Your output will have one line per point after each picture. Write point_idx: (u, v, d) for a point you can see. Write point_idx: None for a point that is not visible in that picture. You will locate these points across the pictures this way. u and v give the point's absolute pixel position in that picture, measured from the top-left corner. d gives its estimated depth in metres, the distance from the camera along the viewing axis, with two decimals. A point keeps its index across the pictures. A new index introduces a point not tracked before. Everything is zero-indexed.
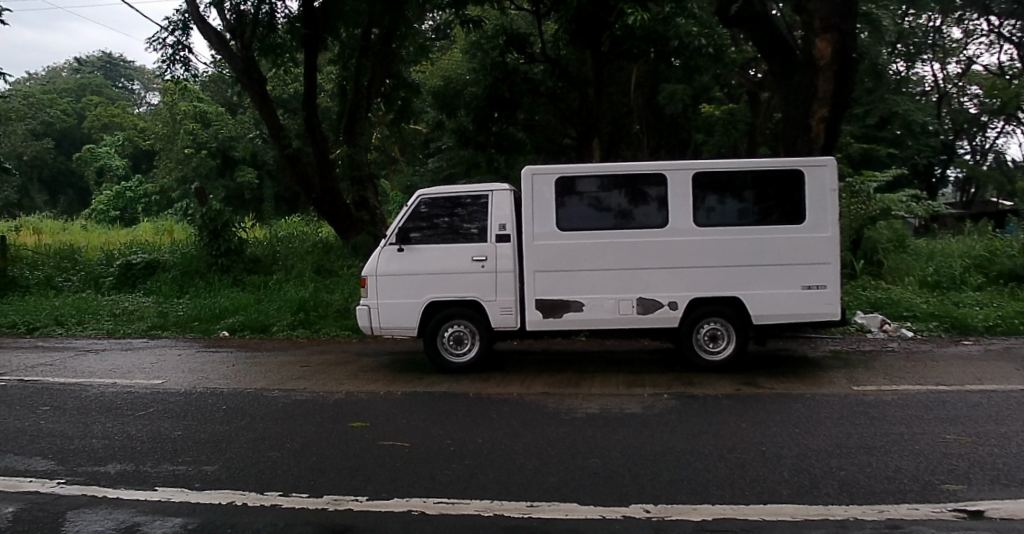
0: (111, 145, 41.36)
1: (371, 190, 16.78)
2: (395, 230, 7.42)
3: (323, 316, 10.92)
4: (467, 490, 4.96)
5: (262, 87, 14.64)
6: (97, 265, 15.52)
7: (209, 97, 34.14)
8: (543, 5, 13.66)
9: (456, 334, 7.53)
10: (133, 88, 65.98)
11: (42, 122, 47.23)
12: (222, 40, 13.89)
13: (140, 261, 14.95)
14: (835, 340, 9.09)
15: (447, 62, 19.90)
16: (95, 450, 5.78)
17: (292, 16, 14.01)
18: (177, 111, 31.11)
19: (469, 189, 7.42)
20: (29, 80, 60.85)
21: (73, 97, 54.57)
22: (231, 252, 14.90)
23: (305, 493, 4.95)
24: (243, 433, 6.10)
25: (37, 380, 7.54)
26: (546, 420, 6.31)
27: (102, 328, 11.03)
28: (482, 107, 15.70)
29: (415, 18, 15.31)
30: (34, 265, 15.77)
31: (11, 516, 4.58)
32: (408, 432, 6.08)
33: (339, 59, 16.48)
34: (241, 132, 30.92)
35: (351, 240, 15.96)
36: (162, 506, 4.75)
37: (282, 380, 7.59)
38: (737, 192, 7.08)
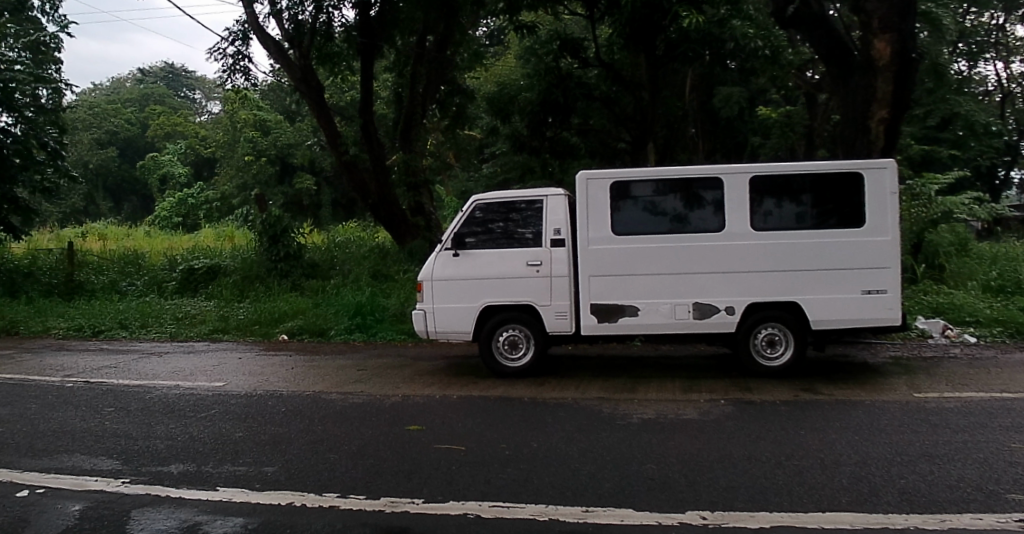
0: (174, 153, 42.78)
1: (426, 195, 16.82)
2: (450, 234, 7.49)
3: (380, 320, 11.02)
4: (522, 495, 4.96)
5: (320, 94, 14.86)
6: (159, 270, 15.96)
7: (267, 106, 34.87)
8: (598, 9, 13.61)
9: (511, 338, 7.55)
10: (193, 97, 67.81)
11: (106, 131, 48.87)
12: (280, 47, 14.21)
13: (202, 266, 15.32)
14: (895, 345, 8.89)
15: (502, 69, 19.94)
16: (159, 451, 5.91)
17: (349, 25, 14.38)
18: (238, 119, 31.86)
19: (524, 194, 7.44)
20: (94, 91, 63.43)
21: (138, 107, 56.38)
22: (290, 257, 15.07)
23: (363, 495, 5.00)
24: (301, 435, 6.19)
25: (104, 382, 7.76)
26: (601, 425, 6.28)
27: (165, 332, 11.31)
28: (535, 112, 15.74)
29: (468, 23, 15.53)
30: (100, 270, 16.31)
31: (78, 514, 4.72)
32: (463, 435, 6.11)
33: (395, 66, 16.74)
34: (298, 139, 31.59)
35: (407, 244, 16.07)
36: (223, 506, 4.86)
37: (340, 384, 7.68)
38: (794, 196, 6.99)
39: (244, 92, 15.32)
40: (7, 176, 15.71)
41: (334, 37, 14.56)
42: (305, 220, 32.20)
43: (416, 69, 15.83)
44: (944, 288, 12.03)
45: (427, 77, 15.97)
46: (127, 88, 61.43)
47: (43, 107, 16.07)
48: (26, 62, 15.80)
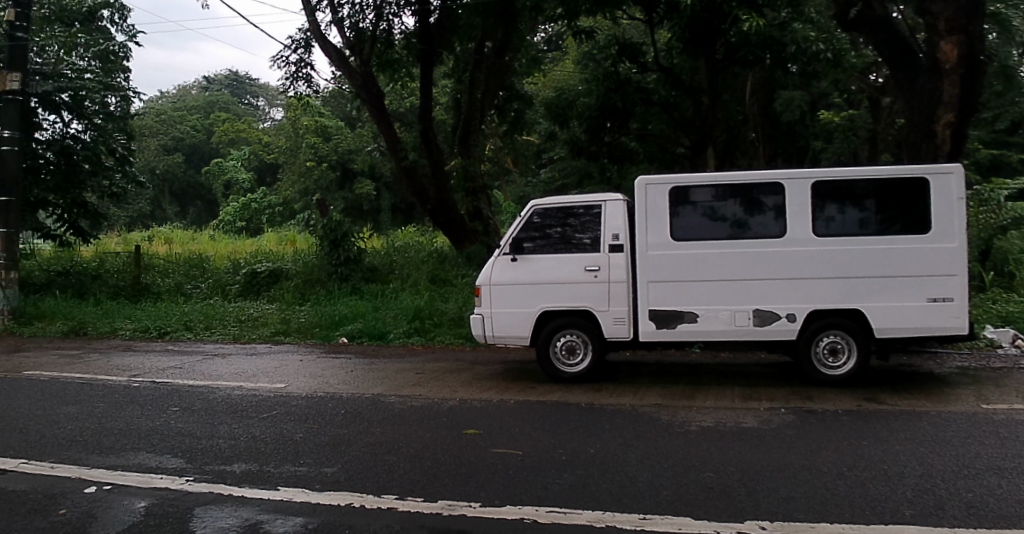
0: (239, 159, 43.97)
1: (484, 200, 17.09)
2: (508, 239, 7.52)
3: (439, 324, 11.11)
4: (580, 501, 4.95)
5: (380, 101, 15.20)
6: (223, 273, 16.38)
7: (329, 112, 35.50)
8: (656, 14, 13.44)
9: (569, 344, 7.54)
10: (256, 104, 69.41)
11: (172, 137, 50.42)
12: (342, 56, 14.39)
13: (265, 270, 15.69)
14: (964, 356, 8.64)
15: (559, 74, 19.96)
16: (222, 450, 6.04)
17: (409, 33, 14.54)
18: (301, 126, 32.55)
19: (582, 199, 7.44)
20: (161, 98, 65.53)
21: (204, 113, 57.96)
22: (350, 261, 15.35)
23: (421, 497, 5.04)
24: (360, 437, 6.26)
25: (169, 382, 7.96)
26: (660, 432, 6.24)
27: (229, 334, 11.58)
28: (594, 117, 15.53)
29: (528, 30, 15.64)
30: (166, 273, 16.83)
31: (144, 511, 4.84)
32: (521, 440, 6.12)
33: (454, 73, 16.90)
34: (359, 145, 32.07)
35: (465, 249, 16.31)
36: (283, 505, 4.94)
37: (399, 387, 7.75)
38: (858, 201, 6.85)
39: (305, 98, 15.61)
40: (77, 181, 16.29)
41: (394, 44, 14.77)
42: (365, 225, 32.64)
43: (475, 76, 16.09)
44: (1014, 297, 11.64)
45: (484, 85, 16.31)
46: (192, 95, 63.19)
47: (112, 114, 16.55)
48: (96, 71, 16.33)
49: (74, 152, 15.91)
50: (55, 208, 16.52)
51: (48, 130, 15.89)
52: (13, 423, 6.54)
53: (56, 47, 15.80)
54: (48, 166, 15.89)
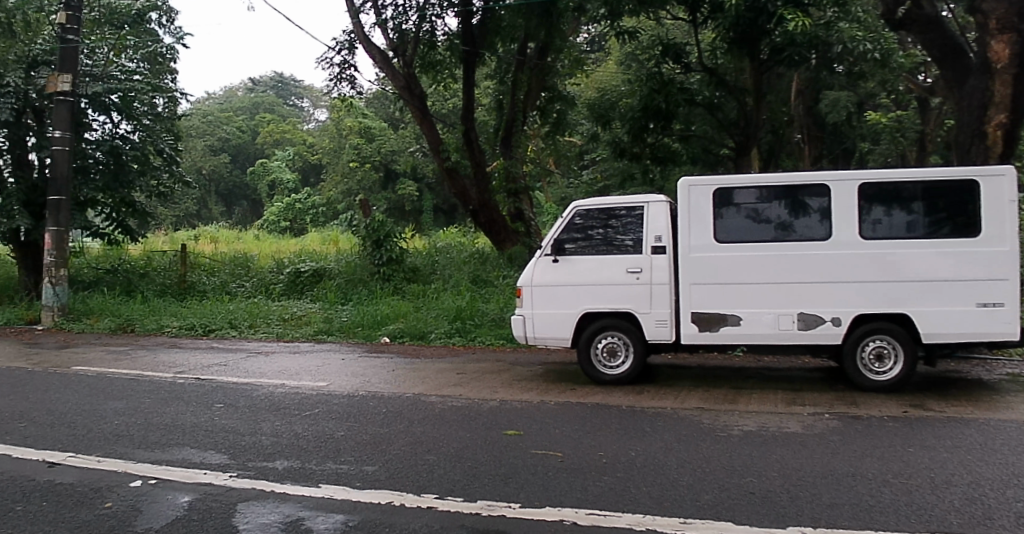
0: (284, 160, 44.86)
1: (526, 201, 16.83)
2: (550, 241, 7.56)
3: (479, 325, 11.18)
4: (620, 504, 4.92)
5: (423, 102, 15.49)
6: (268, 273, 16.66)
7: (372, 113, 35.92)
8: (701, 13, 13.29)
9: (610, 346, 7.51)
10: (301, 105, 70.34)
11: (218, 138, 51.50)
12: (386, 57, 14.67)
13: (308, 270, 16.01)
14: (1015, 363, 8.43)
15: (603, 74, 19.95)
16: (264, 447, 6.11)
17: (452, 34, 14.81)
18: (346, 127, 33.02)
19: (624, 200, 7.40)
20: (208, 100, 66.99)
21: (250, 114, 59.02)
22: (392, 262, 15.60)
23: (460, 498, 5.05)
24: (401, 436, 6.30)
25: (213, 379, 8.07)
26: (702, 435, 6.20)
27: (272, 332, 11.76)
28: (638, 118, 15.28)
29: (569, 31, 15.39)
30: (212, 272, 17.13)
31: (187, 505, 4.92)
32: (561, 442, 6.11)
33: (496, 74, 17.01)
34: (403, 146, 32.40)
35: (506, 250, 16.47)
36: (324, 503, 4.98)
37: (439, 387, 7.80)
38: (905, 203, 6.74)
39: (349, 100, 15.86)
40: (126, 181, 16.58)
41: (436, 46, 15.07)
42: (408, 225, 32.89)
43: (518, 77, 16.12)
44: None
45: (528, 83, 16.30)
46: (237, 97, 64.45)
47: (160, 115, 17.07)
48: (145, 72, 16.79)
49: (122, 151, 16.20)
50: (104, 207, 16.82)
51: (98, 130, 16.20)
52: (64, 417, 6.70)
53: (107, 49, 16.29)
54: (98, 165, 16.10)
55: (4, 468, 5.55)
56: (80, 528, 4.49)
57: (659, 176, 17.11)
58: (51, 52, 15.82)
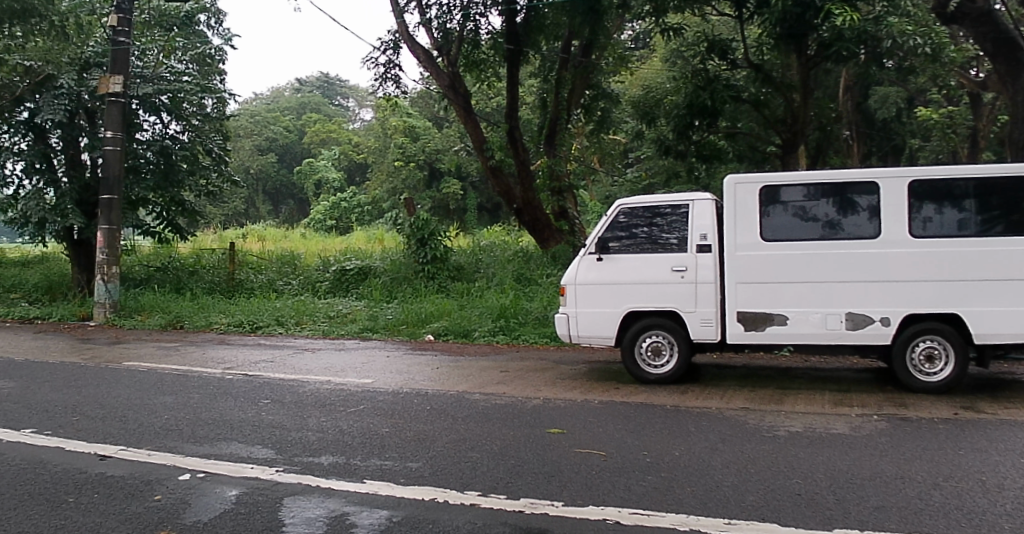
0: (329, 160, 45.66)
1: (569, 200, 17.16)
2: (594, 239, 7.55)
3: (523, 323, 11.25)
4: (663, 504, 4.90)
5: (467, 101, 15.58)
6: (314, 271, 16.90)
7: (417, 112, 36.28)
8: (746, 9, 13.16)
9: (654, 345, 7.48)
10: (346, 105, 71.15)
11: (266, 138, 52.53)
12: (430, 56, 14.79)
13: (354, 268, 16.20)
14: None
15: (647, 71, 19.85)
16: (310, 442, 6.19)
17: (496, 33, 15.04)
18: (391, 126, 33.46)
19: (669, 198, 7.38)
20: (257, 100, 68.51)
21: (295, 114, 60.05)
22: (436, 260, 15.74)
23: (503, 495, 5.07)
24: (445, 433, 6.35)
25: (261, 376, 8.21)
26: (747, 436, 6.15)
27: (319, 329, 11.92)
28: (683, 116, 15.14)
29: (614, 28, 15.31)
30: (259, 269, 17.39)
31: (235, 499, 5.01)
32: (604, 441, 6.11)
33: (540, 72, 17.06)
34: (448, 144, 32.73)
35: (550, 248, 16.35)
36: (369, 498, 5.03)
37: (483, 385, 7.83)
38: (957, 201, 6.62)
39: (395, 100, 16.07)
40: (176, 181, 16.87)
41: (481, 44, 15.34)
42: (451, 223, 33.08)
43: (561, 75, 16.03)
44: None
45: (571, 82, 16.19)
46: (285, 98, 65.80)
47: (209, 115, 17.37)
48: (193, 73, 16.96)
49: (172, 151, 16.51)
50: (155, 206, 17.22)
51: (149, 131, 16.55)
52: (117, 411, 6.87)
53: (156, 51, 16.56)
54: (149, 166, 16.43)
55: (60, 459, 5.72)
56: (130, 520, 4.60)
57: (705, 172, 16.86)
58: (103, 54, 16.36)
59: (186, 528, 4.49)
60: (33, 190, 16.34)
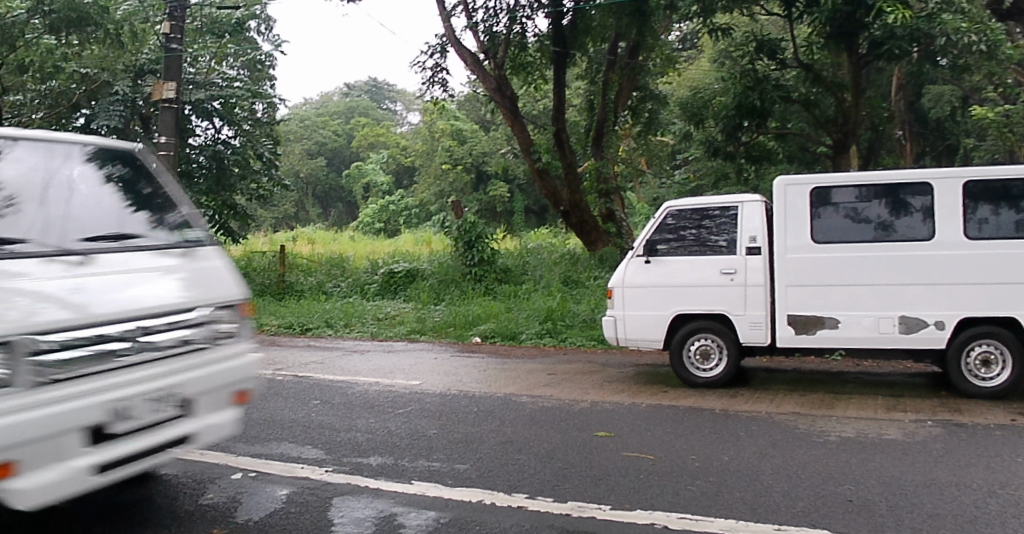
0: (378, 164, 46.63)
1: (617, 202, 16.82)
2: (643, 241, 7.54)
3: (570, 326, 11.27)
4: (711, 508, 4.87)
5: (513, 104, 15.64)
6: (362, 273, 17.13)
7: (465, 116, 36.69)
8: (796, 8, 13.00)
9: (703, 348, 7.44)
10: (393, 109, 71.99)
11: (315, 142, 53.68)
12: (477, 59, 15.05)
13: (402, 270, 16.39)
14: None
15: (697, 72, 19.78)
16: (359, 443, 6.26)
17: (542, 35, 15.24)
18: (438, 129, 33.92)
19: (718, 200, 7.35)
20: (307, 104, 70.12)
21: (344, 117, 61.07)
22: (483, 262, 15.87)
23: (550, 498, 5.08)
24: (492, 435, 6.38)
25: (310, 377, 8.35)
26: (795, 441, 6.09)
27: (367, 331, 12.07)
28: (732, 116, 15.04)
29: (660, 29, 15.30)
30: (309, 272, 17.64)
31: (286, 498, 5.10)
32: (651, 445, 6.08)
33: (587, 74, 17.13)
34: (495, 147, 33.00)
35: (598, 250, 16.41)
36: (416, 499, 5.08)
37: (530, 387, 7.87)
38: (1015, 202, 6.48)
39: (444, 105, 16.30)
40: (228, 184, 17.33)
41: (527, 47, 15.51)
42: (498, 227, 33.15)
43: (608, 77, 16.22)
44: None
45: (618, 84, 16.28)
46: (334, 102, 67.21)
47: (260, 120, 17.92)
48: (243, 80, 17.53)
49: (224, 155, 17.09)
50: None
51: (201, 136, 17.21)
52: None
53: (208, 57, 17.21)
54: (201, 169, 17.01)
55: None
56: (184, 518, 4.71)
57: (755, 174, 16.71)
58: (156, 61, 17.16)
59: (239, 526, 4.58)
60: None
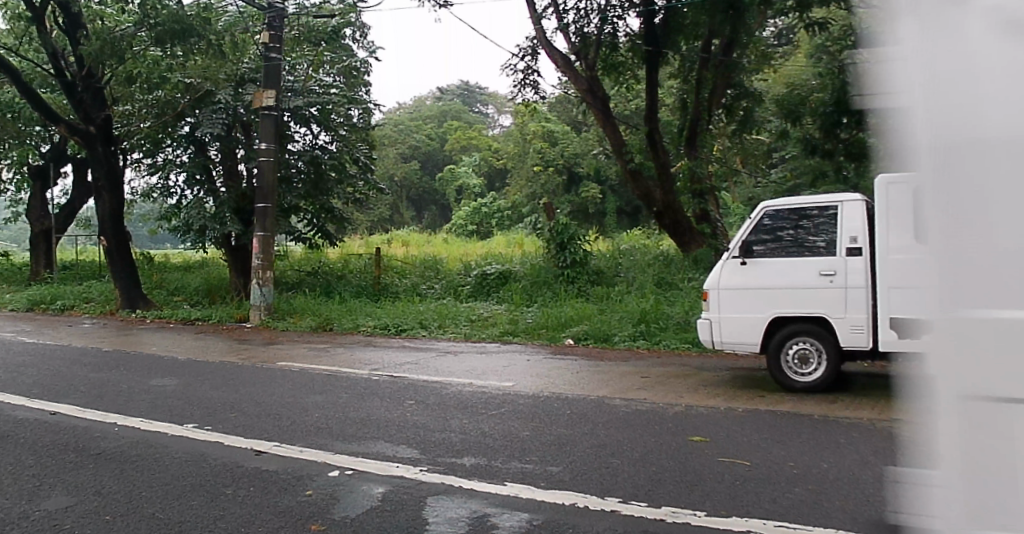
0: (470, 165, 49.58)
1: (711, 202, 17.87)
2: (738, 242, 7.82)
3: (664, 328, 11.62)
4: (812, 518, 4.54)
5: (603, 104, 16.79)
6: (456, 275, 18.20)
7: (556, 118, 37.83)
8: None
9: (802, 353, 7.59)
10: (484, 113, 73.22)
11: (410, 146, 56.03)
12: (568, 60, 16.17)
13: (495, 272, 17.35)
14: None
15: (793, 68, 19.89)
16: (453, 443, 6.31)
17: (633, 34, 16.19)
18: (529, 131, 35.42)
19: (817, 200, 7.49)
20: (399, 109, 72.92)
21: (438, 122, 62.58)
22: (576, 264, 16.82)
23: (643, 503, 4.88)
24: (585, 438, 6.35)
25: (405, 377, 8.75)
26: (899, 450, 5.83)
27: (461, 333, 12.64)
28: (831, 113, 15.26)
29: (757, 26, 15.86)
30: (404, 274, 19.01)
31: (382, 496, 5.13)
32: (748, 452, 5.89)
33: (680, 74, 17.96)
34: (585, 149, 34.03)
35: (691, 251, 17.49)
36: (510, 501, 5.02)
37: (623, 390, 7.97)
38: None
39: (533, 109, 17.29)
40: (326, 188, 18.60)
41: (618, 47, 16.52)
42: (591, 227, 34.29)
43: (702, 75, 16.88)
44: None
45: (712, 83, 16.97)
46: (425, 106, 69.39)
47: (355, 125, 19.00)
48: (340, 86, 18.71)
49: (321, 160, 18.21)
50: (307, 214, 18.82)
51: (300, 142, 18.32)
52: (271, 408, 7.40)
53: (306, 65, 18.62)
54: (300, 175, 18.15)
55: (219, 453, 6.09)
56: (284, 513, 4.83)
57: None
58: (256, 70, 17.90)
59: (336, 523, 4.66)
60: (194, 199, 17.95)
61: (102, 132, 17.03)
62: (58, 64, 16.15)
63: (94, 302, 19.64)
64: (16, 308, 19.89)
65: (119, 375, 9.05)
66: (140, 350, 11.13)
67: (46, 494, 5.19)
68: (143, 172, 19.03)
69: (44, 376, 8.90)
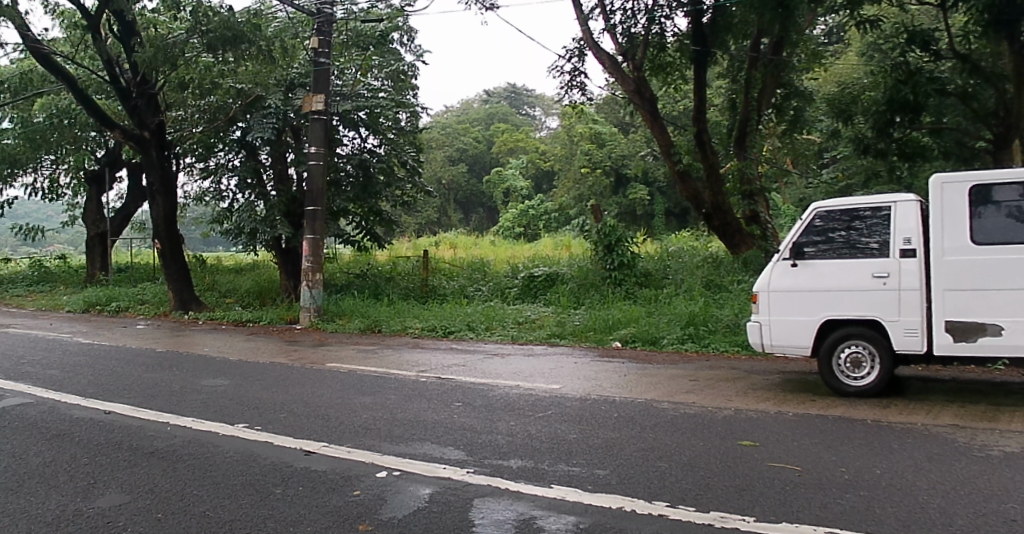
0: (517, 168, 49.99)
1: (761, 203, 17.89)
2: (789, 245, 7.77)
3: (712, 331, 11.54)
4: (867, 523, 4.44)
5: (651, 104, 16.66)
6: (503, 277, 18.26)
7: (603, 119, 37.80)
8: None
9: (853, 356, 7.47)
10: (533, 114, 73.32)
11: (456, 149, 56.56)
12: (615, 61, 16.06)
13: (542, 274, 17.43)
14: None
15: (845, 65, 19.63)
16: (499, 446, 6.32)
17: (681, 35, 16.10)
18: (578, 133, 35.49)
19: (869, 201, 7.42)
20: (446, 112, 73.86)
21: (483, 125, 63.08)
22: (623, 266, 16.77)
23: (692, 507, 4.83)
24: (633, 441, 6.33)
25: (454, 379, 8.81)
26: (954, 456, 5.68)
27: (509, 334, 12.72)
28: (882, 112, 14.87)
29: (806, 24, 15.36)
30: (451, 276, 19.12)
31: (429, 497, 5.16)
32: (798, 457, 5.80)
33: (730, 73, 18.01)
34: (632, 150, 33.97)
35: (739, 253, 17.32)
36: (556, 504, 4.98)
37: (672, 393, 7.94)
38: None
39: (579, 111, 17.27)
40: (374, 192, 18.79)
41: (666, 47, 16.47)
42: (640, 229, 34.37)
43: (751, 74, 16.72)
44: None
45: (761, 82, 16.82)
46: (471, 109, 70.07)
47: (403, 129, 19.23)
48: (388, 90, 18.88)
49: (370, 163, 18.49)
50: (355, 217, 19.14)
51: (348, 145, 18.63)
52: (320, 408, 7.50)
53: (354, 69, 19.05)
54: (348, 178, 18.47)
55: (269, 453, 6.19)
56: (332, 513, 4.84)
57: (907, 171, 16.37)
58: (305, 75, 18.45)
59: (383, 522, 4.65)
60: (245, 203, 18.35)
61: (156, 137, 17.43)
62: (113, 71, 16.43)
63: (150, 303, 20.19)
64: (72, 308, 20.52)
65: (173, 374, 9.28)
66: (194, 351, 11.35)
67: (101, 492, 5.30)
68: (194, 176, 19.52)
69: (102, 376, 9.16)
